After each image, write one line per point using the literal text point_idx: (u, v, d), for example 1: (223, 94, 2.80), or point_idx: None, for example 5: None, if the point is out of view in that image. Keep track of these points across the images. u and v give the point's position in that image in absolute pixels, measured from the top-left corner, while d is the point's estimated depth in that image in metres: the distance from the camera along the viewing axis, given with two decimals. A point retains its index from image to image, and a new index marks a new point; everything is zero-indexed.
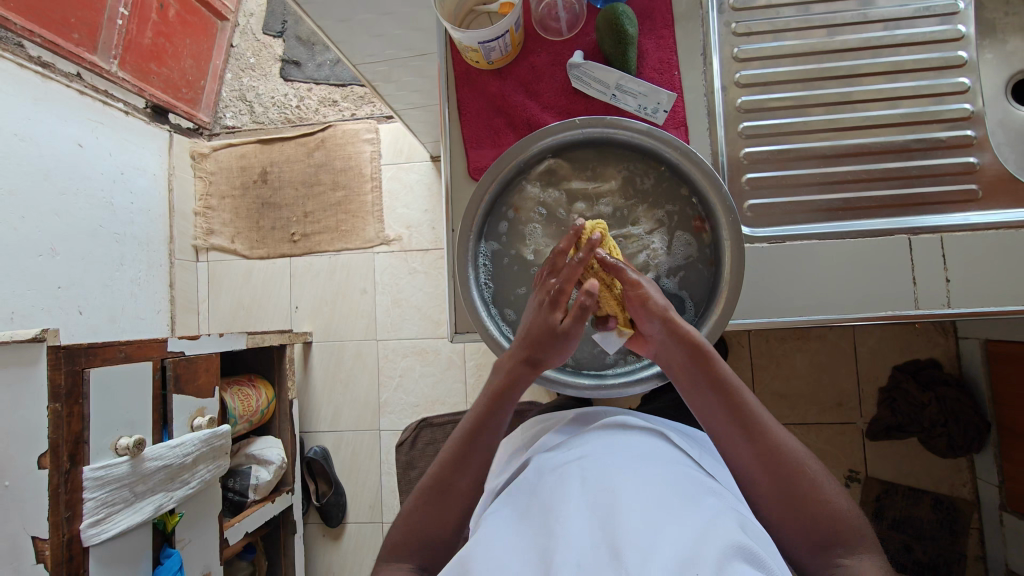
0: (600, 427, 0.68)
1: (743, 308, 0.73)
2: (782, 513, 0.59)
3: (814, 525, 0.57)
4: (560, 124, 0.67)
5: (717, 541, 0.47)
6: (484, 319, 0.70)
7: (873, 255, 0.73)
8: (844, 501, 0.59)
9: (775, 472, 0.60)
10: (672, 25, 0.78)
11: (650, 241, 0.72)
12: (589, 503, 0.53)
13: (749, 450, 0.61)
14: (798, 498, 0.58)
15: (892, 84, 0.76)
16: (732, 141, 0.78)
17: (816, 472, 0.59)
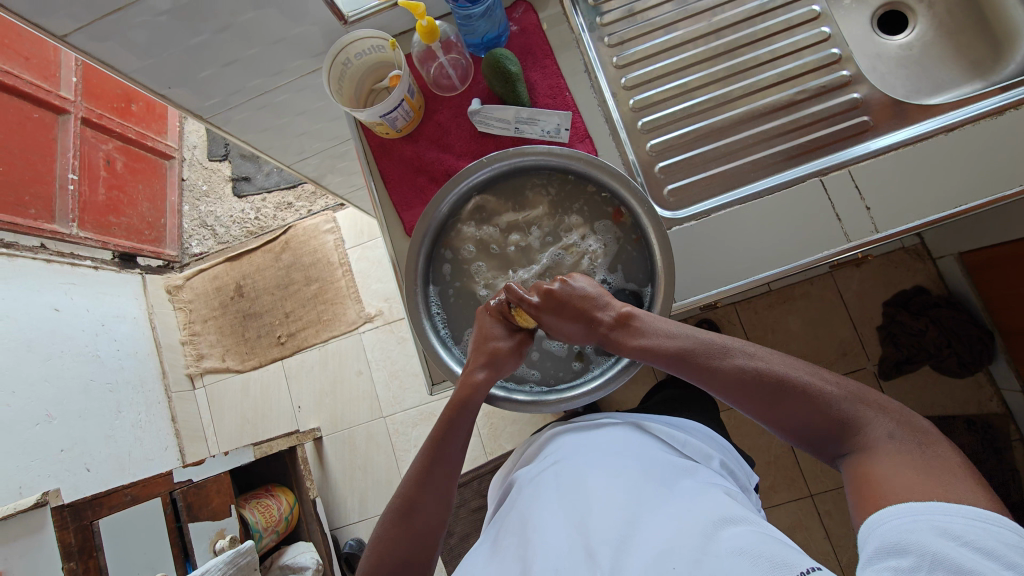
0: (573, 437, 0.74)
1: (687, 286, 0.77)
2: (786, 424, 0.60)
3: (811, 420, 0.58)
4: (470, 165, 0.69)
5: (690, 516, 0.54)
6: (451, 362, 0.73)
7: (794, 204, 0.76)
8: (828, 382, 0.59)
9: (757, 396, 0.61)
10: (553, 54, 0.84)
11: (585, 248, 0.74)
12: (564, 506, 0.60)
13: (725, 386, 0.63)
14: (789, 406, 0.59)
15: (761, 51, 0.82)
16: (636, 138, 0.83)
17: (790, 370, 0.60)
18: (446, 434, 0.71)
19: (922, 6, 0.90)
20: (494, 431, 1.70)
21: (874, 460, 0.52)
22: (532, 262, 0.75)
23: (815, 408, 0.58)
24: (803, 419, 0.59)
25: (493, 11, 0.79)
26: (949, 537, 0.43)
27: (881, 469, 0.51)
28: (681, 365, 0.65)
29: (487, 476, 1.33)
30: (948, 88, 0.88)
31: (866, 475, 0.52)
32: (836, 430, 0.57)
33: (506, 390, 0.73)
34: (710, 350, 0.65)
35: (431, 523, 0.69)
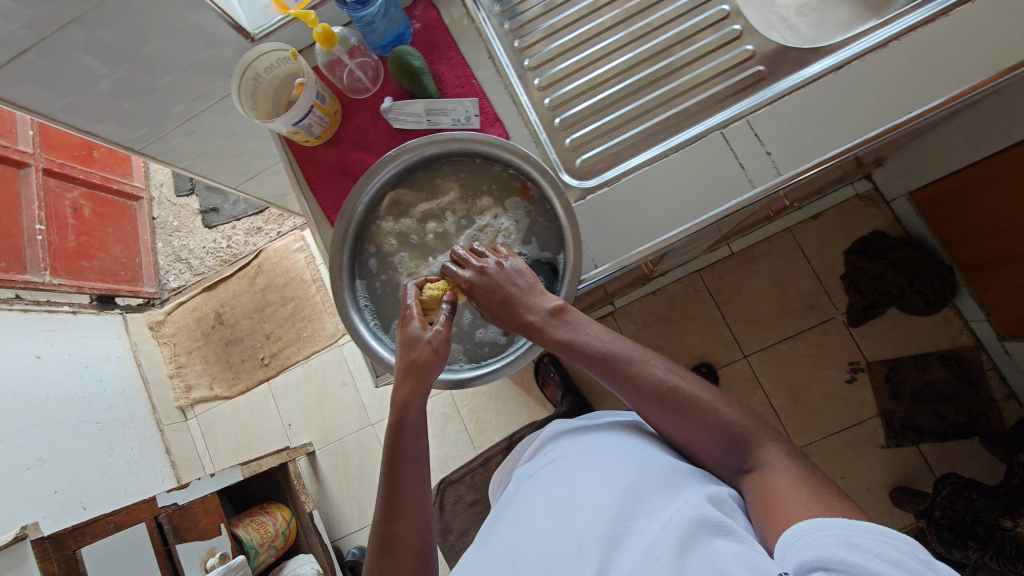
0: (569, 438, 0.76)
1: (608, 249, 0.80)
2: (697, 440, 0.63)
3: (716, 436, 0.62)
4: (377, 161, 0.72)
5: (679, 510, 0.55)
6: (381, 345, 0.75)
7: (698, 157, 0.79)
8: (731, 405, 0.63)
9: (675, 407, 0.63)
10: (455, 45, 0.87)
11: (499, 226, 0.76)
12: (537, 509, 0.62)
13: (646, 395, 0.64)
14: (705, 423, 0.62)
15: (653, 16, 0.84)
16: (544, 116, 0.85)
17: (700, 390, 0.63)
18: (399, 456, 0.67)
19: None
20: (481, 424, 1.73)
21: (776, 482, 0.57)
22: (451, 246, 0.77)
23: (725, 430, 0.62)
24: (713, 436, 0.62)
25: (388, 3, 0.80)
26: (858, 550, 0.46)
27: (778, 488, 0.56)
28: (603, 373, 0.66)
29: (480, 469, 1.35)
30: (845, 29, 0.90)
31: (763, 493, 0.57)
32: (738, 450, 0.61)
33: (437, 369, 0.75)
34: (630, 361, 0.66)
35: (418, 544, 0.67)
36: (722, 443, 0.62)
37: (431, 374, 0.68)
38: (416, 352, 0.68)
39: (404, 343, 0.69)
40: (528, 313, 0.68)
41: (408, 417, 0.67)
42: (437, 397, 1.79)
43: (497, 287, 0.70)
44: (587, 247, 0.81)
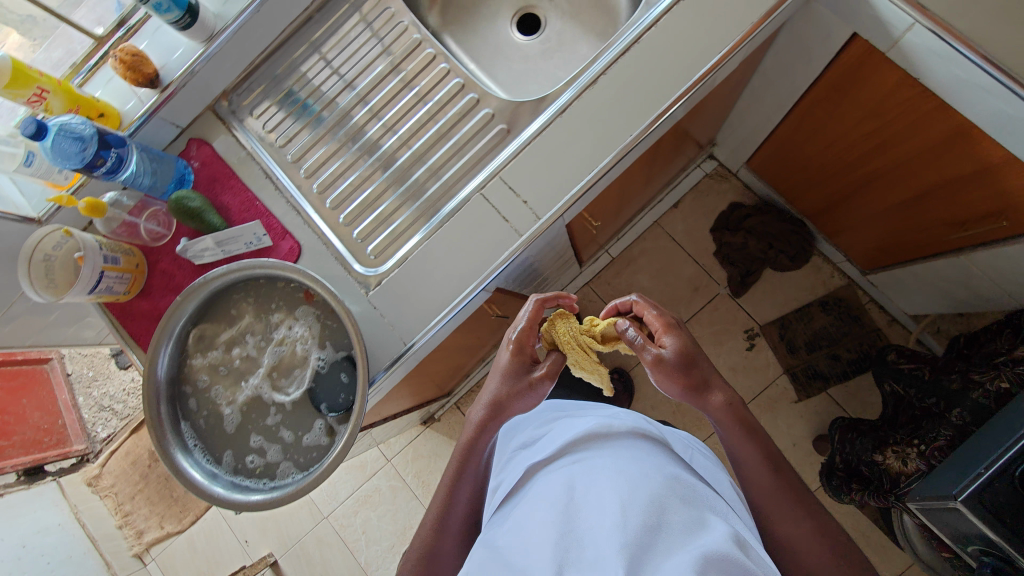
0: (588, 435, 0.75)
1: (413, 325, 0.85)
2: (795, 546, 0.70)
3: (822, 555, 0.69)
4: (168, 310, 0.75)
5: (711, 536, 0.55)
6: (216, 479, 0.75)
7: (466, 221, 0.84)
8: (845, 547, 0.70)
9: (786, 501, 0.73)
10: (234, 173, 0.93)
11: (295, 334, 0.79)
12: (576, 505, 0.62)
13: (767, 479, 0.74)
14: (813, 537, 0.70)
15: (402, 102, 0.94)
16: (329, 217, 0.91)
17: (829, 521, 0.72)
18: (467, 462, 0.84)
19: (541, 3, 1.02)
20: (428, 487, 1.77)
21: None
22: (259, 366, 0.80)
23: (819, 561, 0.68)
24: (812, 559, 0.68)
25: (148, 155, 0.86)
26: None
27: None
28: (763, 459, 0.75)
29: None
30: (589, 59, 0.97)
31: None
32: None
33: (266, 490, 0.74)
34: (779, 460, 0.76)
35: (460, 538, 0.81)
36: (803, 559, 0.69)
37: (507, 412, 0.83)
38: (514, 385, 0.82)
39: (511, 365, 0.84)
40: (709, 392, 0.76)
41: (477, 452, 0.84)
42: (381, 472, 1.81)
43: (680, 364, 0.74)
44: (393, 328, 0.85)
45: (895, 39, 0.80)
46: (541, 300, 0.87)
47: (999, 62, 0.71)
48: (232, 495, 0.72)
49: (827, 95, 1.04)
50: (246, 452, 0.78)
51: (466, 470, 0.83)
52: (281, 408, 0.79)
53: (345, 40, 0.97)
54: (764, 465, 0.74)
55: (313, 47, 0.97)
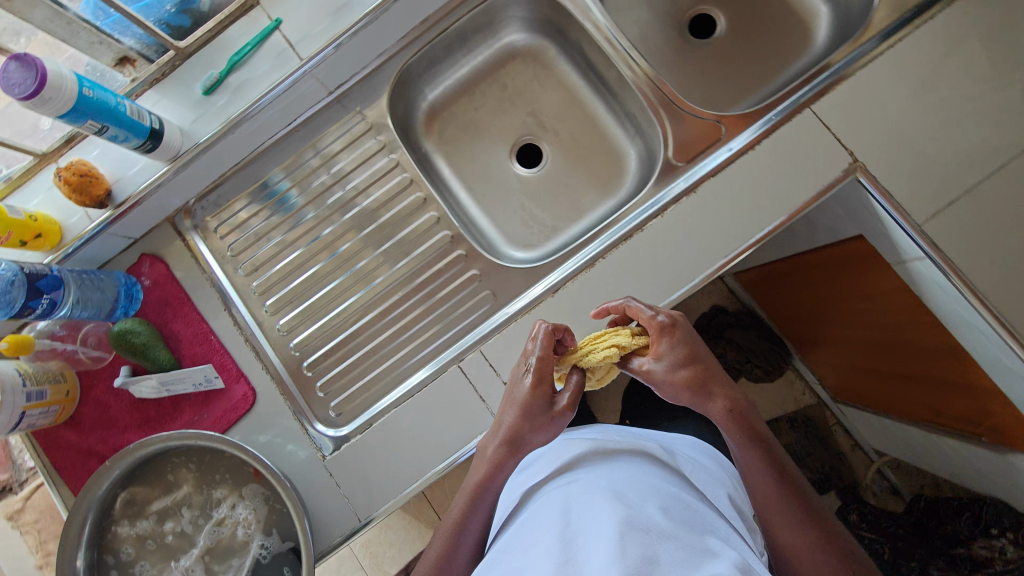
0: (586, 455, 0.70)
1: (371, 502, 0.78)
2: (802, 558, 0.60)
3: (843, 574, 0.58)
4: (88, 480, 0.68)
5: (712, 563, 0.48)
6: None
7: (439, 396, 0.78)
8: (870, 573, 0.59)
9: (793, 511, 0.62)
10: (189, 299, 0.84)
11: (237, 514, 0.73)
12: (568, 527, 0.54)
13: (767, 484, 0.63)
14: (819, 546, 0.60)
15: (386, 244, 0.87)
16: (290, 362, 0.86)
17: (851, 541, 0.61)
18: (480, 499, 0.70)
19: (546, 136, 0.95)
20: None
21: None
22: (193, 544, 0.73)
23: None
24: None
25: (87, 281, 0.77)
26: None
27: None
28: (773, 468, 0.64)
29: None
30: (592, 209, 0.92)
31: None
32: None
33: None
34: (796, 478, 0.65)
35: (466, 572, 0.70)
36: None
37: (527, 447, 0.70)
38: (533, 424, 0.67)
39: (524, 403, 0.67)
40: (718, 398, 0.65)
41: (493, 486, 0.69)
42: None
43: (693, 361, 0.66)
44: (349, 500, 0.78)
45: (904, 259, 0.77)
46: (551, 334, 0.69)
47: (1003, 316, 0.70)
48: None
49: (821, 266, 1.01)
50: None
51: (474, 509, 0.70)
52: None
53: (336, 159, 0.88)
54: (772, 476, 0.64)
55: (315, 150, 0.88)
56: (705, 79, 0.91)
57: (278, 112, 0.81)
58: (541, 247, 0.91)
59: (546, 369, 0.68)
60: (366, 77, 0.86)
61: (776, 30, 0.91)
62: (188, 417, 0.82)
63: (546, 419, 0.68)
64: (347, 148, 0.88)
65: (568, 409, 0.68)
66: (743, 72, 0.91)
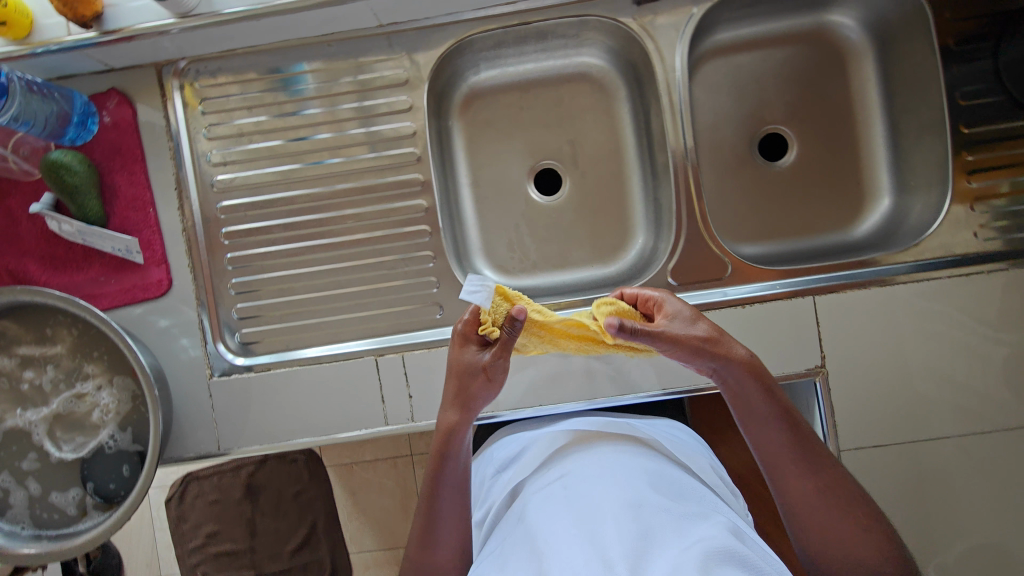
0: (563, 443, 0.71)
1: (240, 438, 0.78)
2: (802, 506, 0.60)
3: (852, 523, 0.58)
4: None
5: (705, 531, 0.54)
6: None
7: (344, 377, 0.77)
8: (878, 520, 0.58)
9: (801, 460, 0.60)
10: (143, 159, 0.77)
11: (99, 398, 0.71)
12: (573, 512, 0.58)
13: (780, 439, 0.60)
14: (826, 491, 0.59)
15: (362, 208, 0.79)
16: (220, 272, 0.80)
17: (851, 484, 0.59)
18: (443, 471, 0.67)
19: (574, 172, 0.89)
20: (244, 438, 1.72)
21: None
22: (45, 402, 0.71)
23: (838, 519, 0.58)
24: (821, 528, 0.59)
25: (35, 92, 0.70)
26: None
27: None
28: (782, 419, 0.60)
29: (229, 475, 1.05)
30: (577, 265, 0.88)
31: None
32: (839, 550, 0.58)
33: None
34: (796, 418, 0.61)
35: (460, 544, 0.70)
36: (817, 522, 0.59)
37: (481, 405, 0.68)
38: (471, 380, 0.66)
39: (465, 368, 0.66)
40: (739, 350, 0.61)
41: (454, 444, 0.67)
42: None
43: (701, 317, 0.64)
44: (216, 425, 0.78)
45: None
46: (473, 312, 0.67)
47: None
48: None
49: None
50: None
51: (442, 491, 0.68)
52: (43, 457, 0.72)
53: (365, 100, 0.79)
54: (779, 428, 0.60)
55: (353, 70, 0.78)
56: (740, 202, 0.87)
57: (315, 20, 0.72)
58: (513, 276, 0.88)
59: (471, 330, 0.67)
60: (425, 27, 0.77)
61: (834, 193, 0.86)
62: (95, 274, 0.78)
63: (477, 371, 0.65)
64: (381, 94, 0.78)
65: (496, 356, 0.65)
66: (776, 217, 0.87)
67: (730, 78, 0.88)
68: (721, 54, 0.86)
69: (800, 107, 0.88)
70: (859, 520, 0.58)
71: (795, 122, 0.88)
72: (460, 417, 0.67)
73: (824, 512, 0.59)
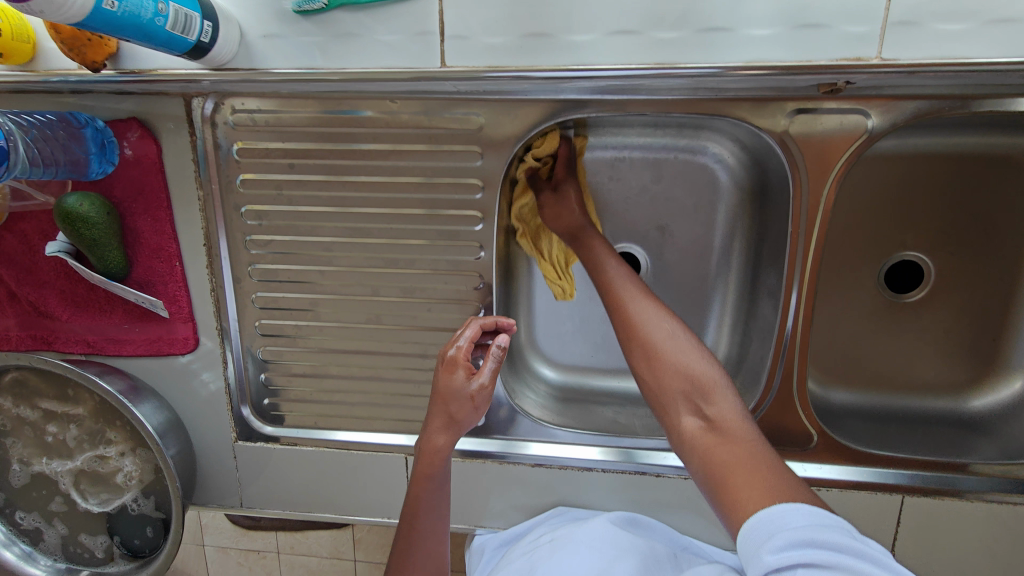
0: (561, 534, 0.68)
1: (262, 499, 0.78)
2: (655, 327, 0.55)
3: (684, 384, 0.52)
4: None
5: None
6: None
7: (372, 467, 0.75)
8: (723, 401, 0.51)
9: (632, 305, 0.58)
10: (169, 205, 0.67)
11: (122, 463, 0.69)
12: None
13: (615, 273, 0.61)
14: (657, 379, 0.54)
15: (409, 295, 0.69)
16: (249, 337, 0.73)
17: (694, 363, 0.53)
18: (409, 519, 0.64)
19: (657, 268, 0.76)
20: None
21: (735, 438, 0.48)
22: (70, 456, 0.70)
23: (684, 363, 0.53)
24: (663, 372, 0.54)
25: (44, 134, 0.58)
26: None
27: (730, 457, 0.47)
28: (607, 286, 0.61)
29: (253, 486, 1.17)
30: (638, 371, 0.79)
31: (711, 455, 0.48)
32: (686, 400, 0.52)
33: (21, 562, 0.71)
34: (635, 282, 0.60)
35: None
36: (657, 371, 0.54)
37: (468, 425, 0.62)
38: (457, 407, 0.59)
39: (460, 390, 0.58)
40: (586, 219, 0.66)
41: (433, 464, 0.61)
42: None
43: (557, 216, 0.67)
44: (239, 484, 0.78)
45: None
46: (484, 325, 0.61)
47: None
48: None
49: None
50: (24, 508, 0.72)
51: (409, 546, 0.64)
52: (68, 505, 0.71)
53: (427, 174, 0.65)
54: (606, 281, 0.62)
55: (425, 133, 0.64)
56: (840, 339, 0.75)
57: (377, 86, 0.56)
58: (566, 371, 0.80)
59: (462, 356, 0.59)
60: (510, 98, 0.61)
61: (954, 352, 0.73)
62: (118, 321, 0.72)
63: (466, 399, 0.58)
64: (446, 170, 0.65)
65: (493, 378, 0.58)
66: (877, 363, 0.75)
67: (876, 194, 0.70)
68: (876, 164, 0.68)
69: (953, 236, 0.71)
70: (708, 363, 0.53)
71: (938, 259, 0.72)
72: (445, 440, 0.60)
73: (664, 365, 0.54)
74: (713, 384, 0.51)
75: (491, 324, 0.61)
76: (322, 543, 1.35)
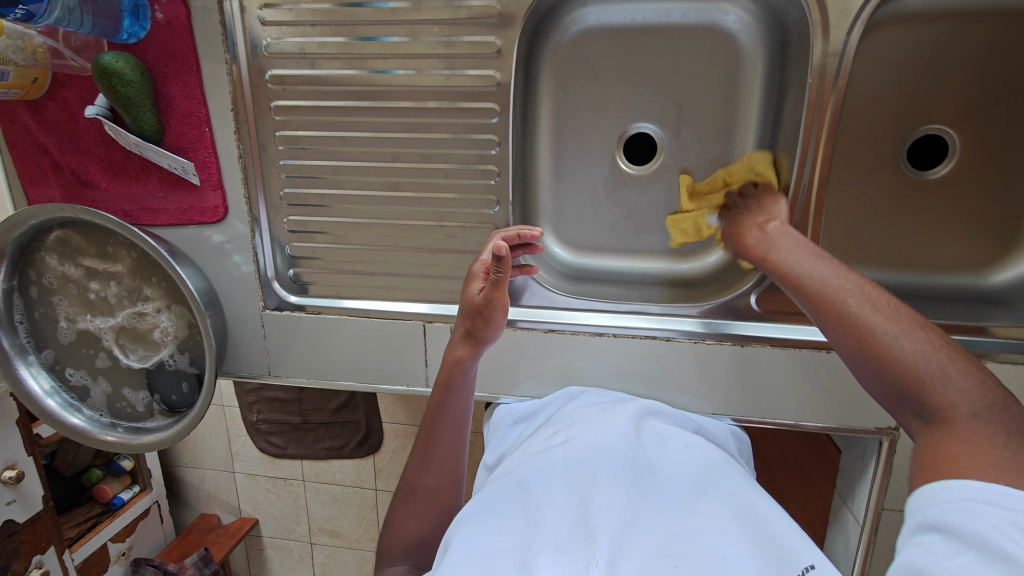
0: (578, 411, 0.70)
1: (288, 369, 0.82)
2: (820, 300, 0.51)
3: (871, 364, 0.46)
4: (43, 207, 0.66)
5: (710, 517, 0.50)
6: (20, 371, 0.73)
7: (390, 335, 0.78)
8: (913, 345, 0.44)
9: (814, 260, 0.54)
10: (198, 71, 0.69)
11: (159, 319, 0.76)
12: (571, 491, 0.57)
13: (785, 244, 0.58)
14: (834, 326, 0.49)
15: (426, 162, 0.71)
16: (276, 206, 0.76)
17: (866, 309, 0.47)
18: (437, 405, 0.69)
19: (675, 145, 0.75)
20: None
21: (960, 433, 0.40)
22: (111, 314, 0.75)
23: (891, 352, 0.45)
24: (837, 332, 0.49)
25: None
26: None
27: (948, 451, 0.39)
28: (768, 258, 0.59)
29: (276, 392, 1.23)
30: (653, 252, 0.80)
31: (935, 450, 0.40)
32: (861, 365, 0.47)
33: (67, 411, 0.75)
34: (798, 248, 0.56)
35: (444, 480, 0.70)
36: (821, 308, 0.51)
37: (489, 340, 0.68)
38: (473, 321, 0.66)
39: (467, 306, 0.65)
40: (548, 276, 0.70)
41: (458, 377, 0.68)
42: None
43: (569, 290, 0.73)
44: (267, 354, 0.82)
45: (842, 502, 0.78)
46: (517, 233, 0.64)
47: None
48: (37, 396, 0.74)
49: None
50: (66, 363, 0.77)
51: (433, 432, 0.69)
52: (112, 360, 0.77)
53: (445, 34, 0.66)
54: (774, 236, 0.59)
55: None
56: (861, 217, 0.74)
57: None
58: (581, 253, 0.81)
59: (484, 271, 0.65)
60: None
61: (977, 228, 0.72)
62: (153, 189, 0.76)
63: (476, 313, 0.65)
64: (464, 29, 0.66)
65: (493, 293, 0.62)
66: (897, 241, 0.74)
67: (903, 61, 0.68)
68: (901, 26, 0.67)
69: (980, 107, 0.69)
70: (926, 352, 0.43)
71: (964, 132, 0.70)
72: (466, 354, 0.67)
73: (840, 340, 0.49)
74: (883, 345, 0.45)
75: (513, 236, 0.65)
76: (345, 474, 1.40)
